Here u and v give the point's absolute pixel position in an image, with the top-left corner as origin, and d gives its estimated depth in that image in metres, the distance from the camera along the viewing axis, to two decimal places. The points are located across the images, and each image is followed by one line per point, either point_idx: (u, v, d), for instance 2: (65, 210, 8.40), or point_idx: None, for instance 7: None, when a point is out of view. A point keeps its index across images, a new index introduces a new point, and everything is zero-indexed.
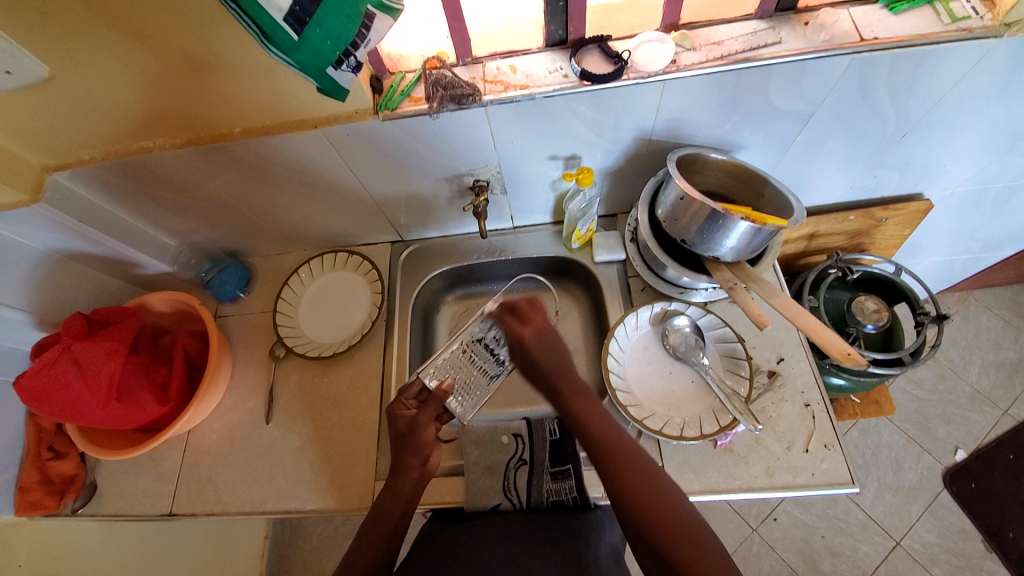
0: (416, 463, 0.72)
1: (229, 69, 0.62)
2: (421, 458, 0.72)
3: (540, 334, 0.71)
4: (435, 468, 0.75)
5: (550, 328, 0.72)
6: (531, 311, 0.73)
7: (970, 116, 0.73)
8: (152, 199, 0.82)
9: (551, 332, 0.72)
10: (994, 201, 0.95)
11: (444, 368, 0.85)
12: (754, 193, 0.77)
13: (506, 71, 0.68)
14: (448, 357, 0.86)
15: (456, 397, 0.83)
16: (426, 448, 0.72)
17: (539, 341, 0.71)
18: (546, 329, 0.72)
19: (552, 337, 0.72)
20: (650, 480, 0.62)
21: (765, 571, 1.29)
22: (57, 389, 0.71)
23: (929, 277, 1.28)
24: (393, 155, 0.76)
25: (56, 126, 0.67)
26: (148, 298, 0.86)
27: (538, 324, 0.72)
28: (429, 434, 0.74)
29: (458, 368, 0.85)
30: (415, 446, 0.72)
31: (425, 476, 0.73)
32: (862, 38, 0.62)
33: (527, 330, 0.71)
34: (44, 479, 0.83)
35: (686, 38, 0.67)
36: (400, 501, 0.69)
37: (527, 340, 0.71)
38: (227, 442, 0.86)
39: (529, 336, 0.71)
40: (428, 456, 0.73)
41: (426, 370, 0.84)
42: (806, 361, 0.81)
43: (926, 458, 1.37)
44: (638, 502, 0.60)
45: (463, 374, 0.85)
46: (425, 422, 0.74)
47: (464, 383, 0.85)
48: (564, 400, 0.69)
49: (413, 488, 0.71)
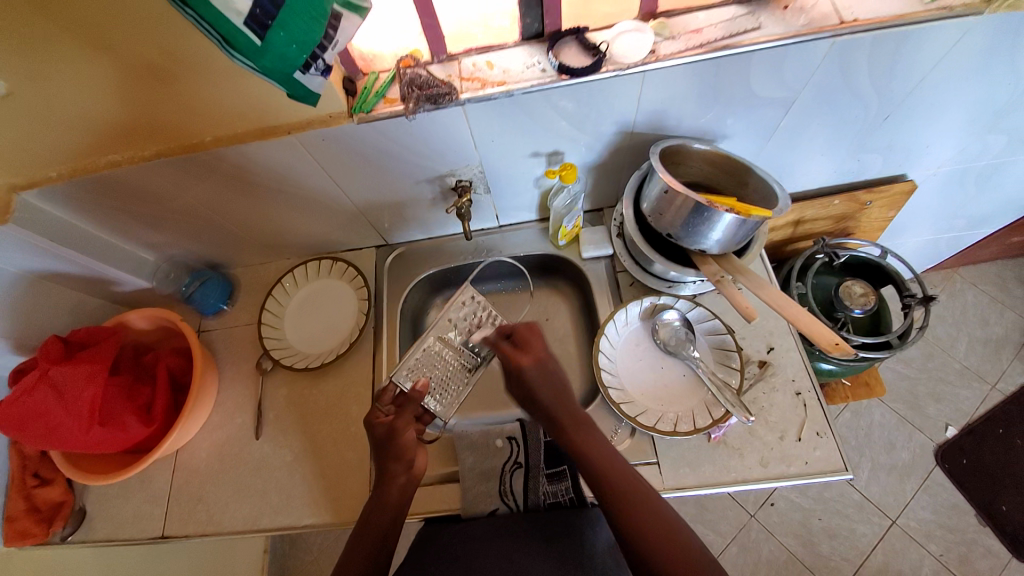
0: (401, 468, 0.71)
1: (196, 77, 0.60)
2: (406, 464, 0.72)
3: (539, 362, 0.74)
4: (421, 472, 0.74)
5: (548, 357, 0.75)
6: (531, 337, 0.77)
7: (949, 96, 0.73)
8: (126, 213, 0.80)
9: (549, 359, 0.75)
10: (977, 180, 0.95)
11: (419, 367, 0.83)
12: (737, 182, 0.76)
13: (483, 67, 0.67)
14: (424, 353, 0.85)
15: (435, 395, 0.83)
16: (409, 453, 0.72)
17: (537, 369, 0.74)
18: (545, 357, 0.75)
19: (551, 365, 0.75)
20: (651, 504, 0.62)
21: (765, 556, 1.30)
22: (36, 417, 0.68)
23: (915, 256, 1.29)
24: (371, 159, 0.74)
25: (19, 144, 0.65)
26: (127, 316, 0.83)
27: (537, 351, 0.75)
28: (409, 437, 0.74)
29: (433, 365, 0.85)
30: (398, 452, 0.72)
31: (413, 481, 0.72)
32: (842, 21, 0.62)
33: (524, 357, 0.74)
34: (31, 507, 0.80)
35: (664, 27, 0.66)
36: (390, 508, 0.68)
37: (526, 366, 0.74)
38: (217, 459, 0.85)
39: (529, 364, 0.74)
40: (413, 461, 0.73)
41: (400, 372, 0.82)
42: (797, 350, 0.81)
43: (918, 436, 1.38)
44: (641, 528, 0.60)
45: (441, 369, 0.85)
46: (403, 426, 0.74)
47: (443, 378, 0.85)
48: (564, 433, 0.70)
49: (401, 495, 0.70)
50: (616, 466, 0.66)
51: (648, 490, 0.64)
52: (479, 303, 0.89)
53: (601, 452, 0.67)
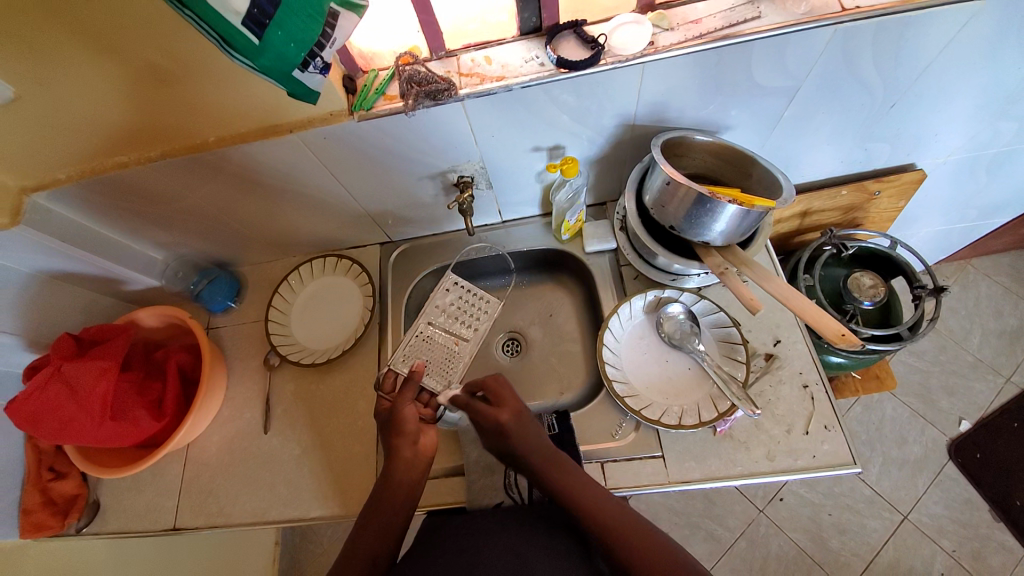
0: (406, 442, 0.72)
1: (199, 77, 0.60)
2: (409, 438, 0.73)
3: (518, 415, 0.73)
4: (429, 449, 0.74)
5: (523, 408, 0.74)
6: (501, 390, 0.75)
7: (960, 81, 0.71)
8: (134, 214, 0.81)
9: (527, 412, 0.73)
10: (989, 168, 0.93)
11: (415, 353, 0.85)
12: (741, 173, 0.75)
13: (481, 63, 0.67)
14: (419, 338, 0.86)
15: (435, 376, 0.83)
16: (409, 427, 0.73)
17: (517, 422, 0.72)
18: (521, 409, 0.73)
19: (528, 416, 0.73)
20: (645, 533, 0.62)
21: (774, 550, 1.29)
22: (50, 412, 0.70)
23: (926, 247, 1.27)
24: (373, 156, 0.75)
25: (29, 146, 0.66)
26: (136, 314, 0.85)
27: (512, 404, 0.74)
28: (409, 414, 0.74)
29: (428, 349, 0.85)
30: (400, 428, 0.73)
31: (420, 457, 0.72)
32: (844, 8, 0.60)
33: (501, 411, 0.72)
34: (46, 500, 0.83)
35: (663, 18, 0.65)
36: (402, 491, 0.69)
37: (506, 422, 0.71)
38: (226, 453, 0.86)
39: (508, 418, 0.71)
40: (417, 436, 0.73)
41: (396, 358, 0.84)
42: (803, 342, 0.80)
43: (931, 431, 1.36)
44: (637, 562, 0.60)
45: (437, 351, 0.86)
46: (404, 404, 0.76)
47: (441, 358, 0.85)
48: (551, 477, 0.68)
49: (407, 469, 0.70)
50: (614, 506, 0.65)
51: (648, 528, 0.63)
52: (463, 289, 0.91)
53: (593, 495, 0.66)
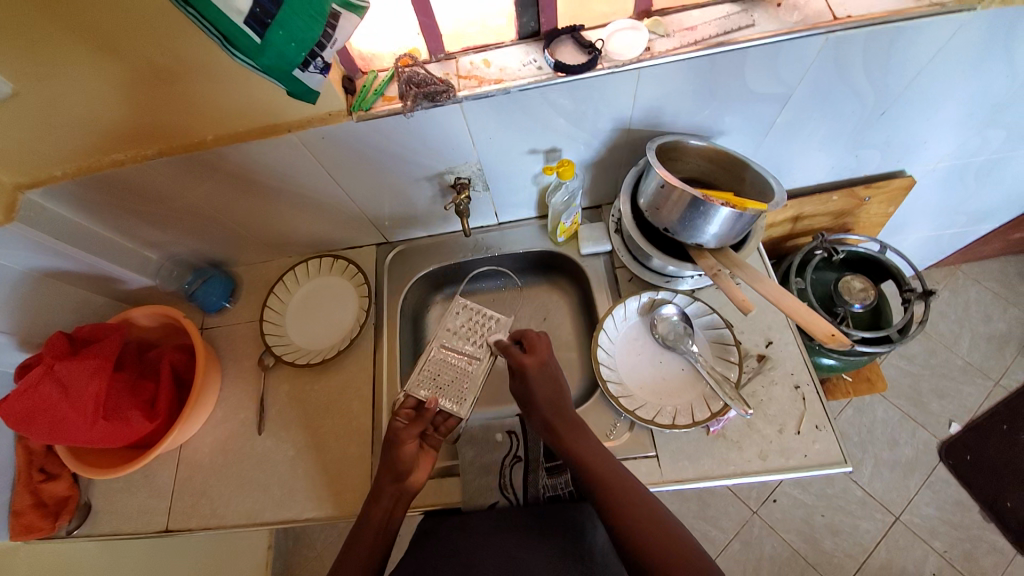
0: (389, 479, 0.71)
1: (199, 76, 0.61)
2: (397, 476, 0.72)
3: (541, 363, 0.77)
4: (417, 485, 0.73)
5: (551, 360, 0.79)
6: (537, 343, 0.80)
7: (947, 90, 0.73)
8: (132, 212, 0.81)
9: (553, 364, 0.78)
10: (977, 174, 0.95)
11: (430, 377, 0.81)
12: (734, 177, 0.77)
13: (480, 66, 0.68)
14: (431, 363, 0.83)
15: (451, 399, 0.80)
16: (401, 465, 0.72)
17: (541, 371, 0.77)
18: (548, 360, 0.78)
19: (552, 368, 0.78)
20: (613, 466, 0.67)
21: (767, 552, 1.30)
22: (42, 411, 0.69)
23: (917, 252, 1.29)
24: (371, 158, 0.75)
25: (24, 142, 0.66)
26: (130, 312, 0.84)
27: (541, 353, 0.79)
28: (407, 452, 0.73)
29: (443, 370, 0.82)
30: (393, 460, 0.72)
31: (404, 492, 0.72)
32: (836, 17, 0.62)
33: (529, 358, 0.78)
34: (37, 502, 0.82)
35: (658, 25, 0.66)
36: (380, 513, 0.70)
37: (529, 367, 0.77)
38: (221, 453, 0.86)
39: (533, 364, 0.77)
40: (405, 474, 0.72)
41: (411, 383, 0.81)
42: (795, 343, 0.81)
43: (921, 433, 1.38)
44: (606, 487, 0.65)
45: (451, 373, 0.82)
46: (406, 439, 0.74)
47: (455, 380, 0.81)
48: (559, 437, 0.72)
49: (394, 499, 0.71)
50: (599, 455, 0.69)
51: (644, 492, 0.65)
52: (472, 308, 0.87)
53: (599, 456, 0.68)
